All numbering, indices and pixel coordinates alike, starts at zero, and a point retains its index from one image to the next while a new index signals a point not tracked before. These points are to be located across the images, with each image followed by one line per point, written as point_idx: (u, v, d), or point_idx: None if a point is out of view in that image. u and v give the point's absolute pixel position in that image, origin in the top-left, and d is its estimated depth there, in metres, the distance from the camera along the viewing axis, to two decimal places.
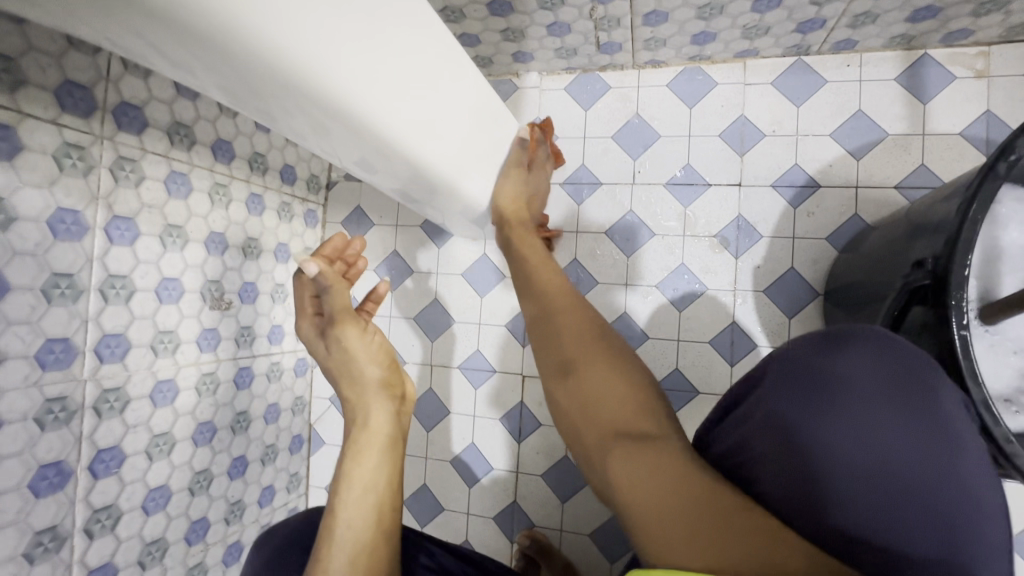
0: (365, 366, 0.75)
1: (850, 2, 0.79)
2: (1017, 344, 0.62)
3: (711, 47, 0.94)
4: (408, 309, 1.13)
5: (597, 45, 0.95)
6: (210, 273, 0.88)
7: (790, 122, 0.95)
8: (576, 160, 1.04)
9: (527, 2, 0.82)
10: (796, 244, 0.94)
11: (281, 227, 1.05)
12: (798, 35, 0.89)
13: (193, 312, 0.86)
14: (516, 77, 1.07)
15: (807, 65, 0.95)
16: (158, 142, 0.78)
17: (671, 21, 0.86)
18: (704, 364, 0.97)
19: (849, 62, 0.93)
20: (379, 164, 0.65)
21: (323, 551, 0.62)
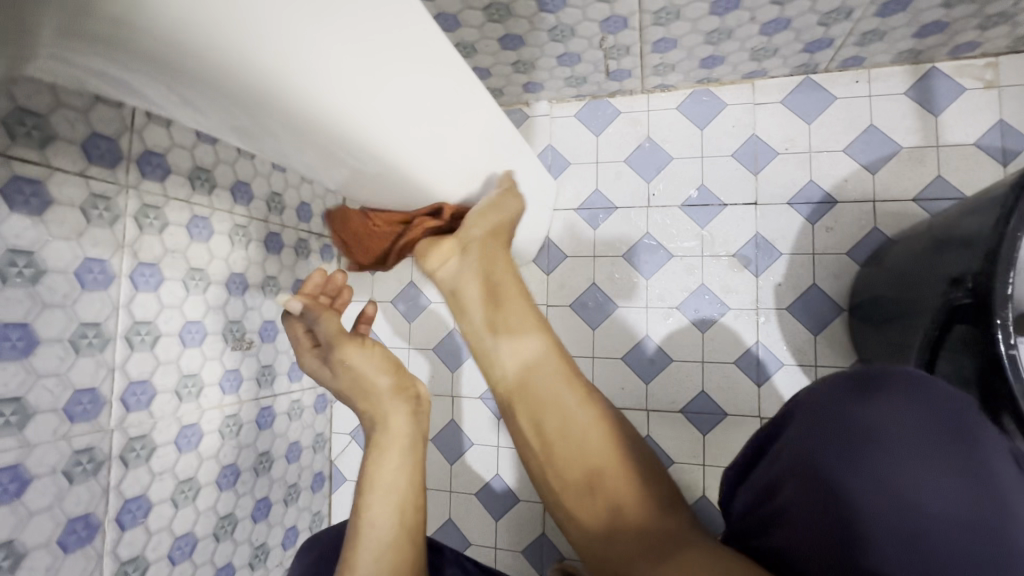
0: (374, 377, 0.71)
1: (859, 21, 0.80)
2: None
3: (719, 70, 0.95)
4: (427, 340, 1.12)
5: (607, 73, 0.96)
6: (231, 314, 0.88)
7: (802, 139, 0.96)
8: (589, 184, 1.05)
9: (539, 34, 0.84)
10: (816, 260, 0.94)
11: (298, 264, 1.05)
12: (806, 55, 0.90)
13: (215, 354, 0.86)
14: (526, 107, 1.08)
15: (816, 83, 0.96)
16: (181, 187, 0.79)
17: (679, 47, 0.87)
18: (731, 385, 0.96)
19: (858, 78, 0.94)
20: (389, 192, 0.64)
21: (350, 545, 0.63)
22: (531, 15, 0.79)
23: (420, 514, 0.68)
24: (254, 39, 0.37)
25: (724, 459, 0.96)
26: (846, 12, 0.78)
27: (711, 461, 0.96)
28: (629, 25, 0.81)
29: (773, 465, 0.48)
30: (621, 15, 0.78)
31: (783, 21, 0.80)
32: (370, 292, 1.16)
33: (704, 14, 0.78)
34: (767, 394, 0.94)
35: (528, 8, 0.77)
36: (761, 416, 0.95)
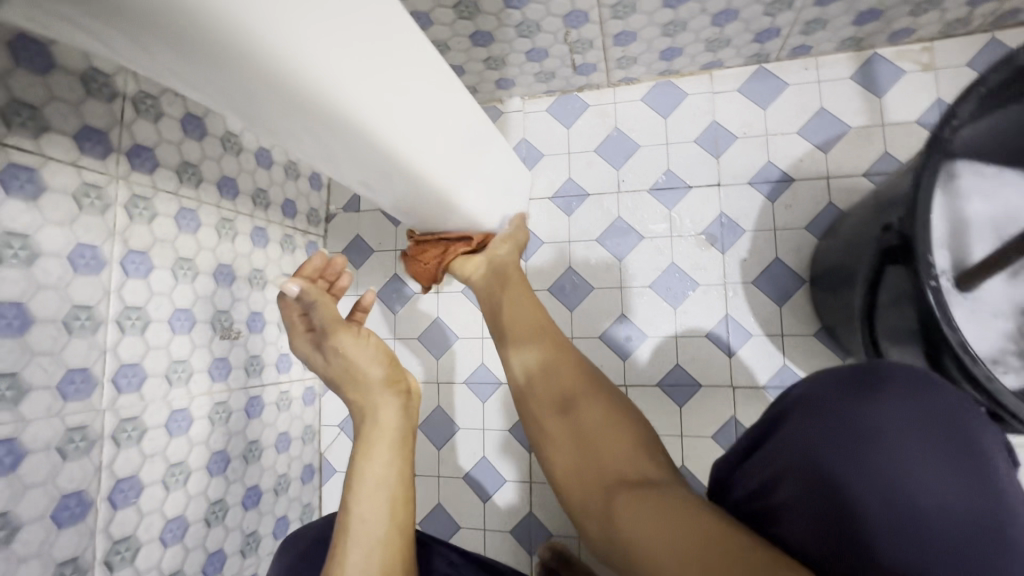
0: (365, 367, 0.75)
1: (801, 10, 0.86)
2: (996, 309, 0.72)
3: (678, 62, 1.01)
4: (412, 330, 1.16)
5: (574, 68, 1.02)
6: (219, 304, 0.91)
7: (758, 123, 1.02)
8: (562, 174, 1.10)
9: (507, 30, 0.89)
10: (778, 236, 0.99)
11: (284, 258, 1.09)
12: (757, 45, 0.96)
13: (204, 342, 0.88)
14: (500, 104, 1.14)
15: (769, 72, 1.02)
16: (168, 180, 0.82)
17: (639, 39, 0.93)
18: (704, 358, 1.00)
19: (807, 65, 1.01)
20: (376, 171, 0.66)
21: (340, 542, 0.65)
22: (498, 11, 0.84)
23: (409, 507, 0.71)
24: (247, 18, 0.39)
25: (700, 429, 0.99)
26: (788, 2, 0.84)
27: (688, 431, 1.00)
28: (590, 19, 0.87)
29: (769, 462, 0.50)
30: (582, 9, 0.84)
31: (732, 11, 0.87)
32: (355, 286, 1.20)
33: (658, 7, 0.84)
34: (739, 364, 0.99)
35: (494, 4, 0.83)
36: (733, 385, 0.99)
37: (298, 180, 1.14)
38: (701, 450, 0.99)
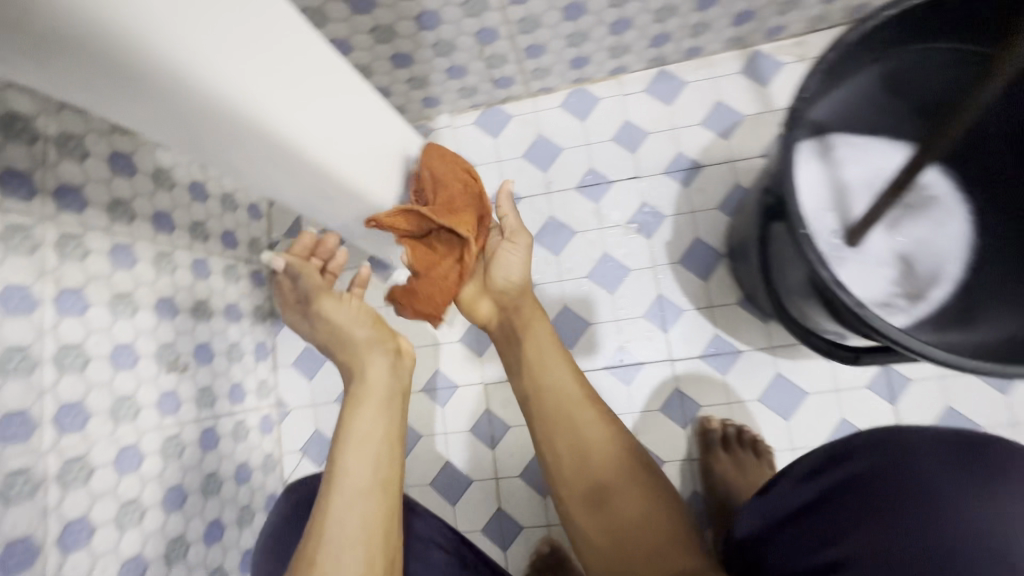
0: (352, 330, 0.86)
1: (684, 15, 0.97)
2: (880, 259, 0.86)
3: (588, 69, 1.10)
4: None
5: (494, 81, 1.09)
6: (163, 338, 0.91)
7: (666, 118, 1.12)
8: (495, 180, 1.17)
9: (425, 50, 0.96)
10: (694, 216, 1.09)
11: (229, 289, 1.09)
12: (654, 48, 1.07)
13: (150, 376, 0.88)
14: (429, 121, 1.19)
15: (670, 73, 1.13)
16: (101, 218, 0.83)
17: (548, 51, 1.02)
18: (644, 337, 1.07)
19: (686, 70, 1.12)
20: (313, 185, 0.68)
21: (327, 494, 0.72)
22: (413, 34, 0.91)
23: (398, 463, 0.78)
24: (137, 22, 0.42)
25: (649, 404, 1.05)
26: (672, 9, 0.95)
27: (638, 409, 1.06)
28: (499, 34, 0.94)
29: (804, 532, 0.66)
30: (491, 26, 0.92)
31: (626, 21, 0.96)
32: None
33: (560, 20, 0.93)
34: (679, 337, 1.06)
35: (408, 26, 0.89)
36: (673, 359, 1.06)
37: (236, 212, 1.15)
38: (654, 422, 1.05)
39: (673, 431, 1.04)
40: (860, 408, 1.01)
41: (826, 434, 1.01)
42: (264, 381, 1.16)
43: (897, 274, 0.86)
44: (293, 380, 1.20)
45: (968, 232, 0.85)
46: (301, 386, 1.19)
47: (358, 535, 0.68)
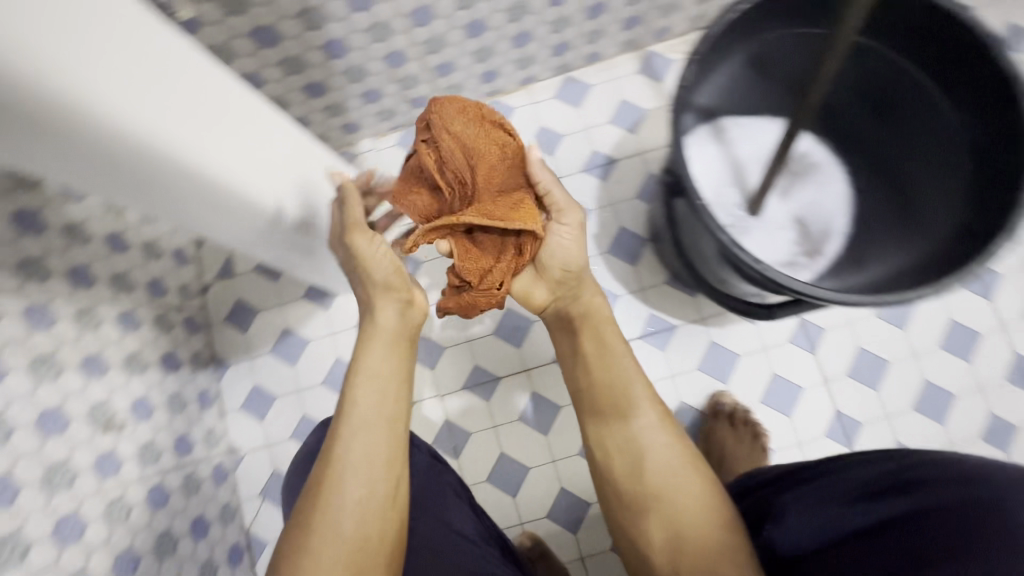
0: (376, 266, 0.80)
1: (619, 12, 1.08)
2: (780, 224, 1.02)
3: (500, 82, 1.19)
4: (315, 378, 1.20)
5: (409, 103, 1.15)
6: (95, 396, 0.82)
7: (577, 120, 1.22)
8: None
9: (336, 78, 1.02)
10: (615, 208, 1.20)
11: (162, 340, 1.04)
12: (556, 57, 1.17)
13: (85, 437, 0.78)
14: (351, 146, 1.23)
15: (575, 79, 1.23)
16: (5, 279, 0.71)
17: (458, 68, 1.10)
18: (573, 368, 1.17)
19: (609, 68, 1.23)
20: (238, 224, 0.74)
21: (332, 439, 0.71)
22: (323, 62, 0.97)
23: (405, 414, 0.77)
24: (80, 84, 0.46)
25: (564, 443, 1.15)
26: (602, 31, 1.12)
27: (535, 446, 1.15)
28: (438, 15, 0.94)
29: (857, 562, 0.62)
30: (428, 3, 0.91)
31: None
32: (315, 315, 1.23)
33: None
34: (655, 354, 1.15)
35: (318, 55, 0.95)
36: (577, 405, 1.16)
37: (161, 259, 1.11)
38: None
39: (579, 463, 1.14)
40: (851, 398, 1.12)
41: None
42: (211, 430, 1.13)
43: (796, 236, 1.01)
44: (247, 426, 1.19)
45: (851, 190, 1.02)
46: (252, 429, 1.19)
47: (366, 484, 0.68)
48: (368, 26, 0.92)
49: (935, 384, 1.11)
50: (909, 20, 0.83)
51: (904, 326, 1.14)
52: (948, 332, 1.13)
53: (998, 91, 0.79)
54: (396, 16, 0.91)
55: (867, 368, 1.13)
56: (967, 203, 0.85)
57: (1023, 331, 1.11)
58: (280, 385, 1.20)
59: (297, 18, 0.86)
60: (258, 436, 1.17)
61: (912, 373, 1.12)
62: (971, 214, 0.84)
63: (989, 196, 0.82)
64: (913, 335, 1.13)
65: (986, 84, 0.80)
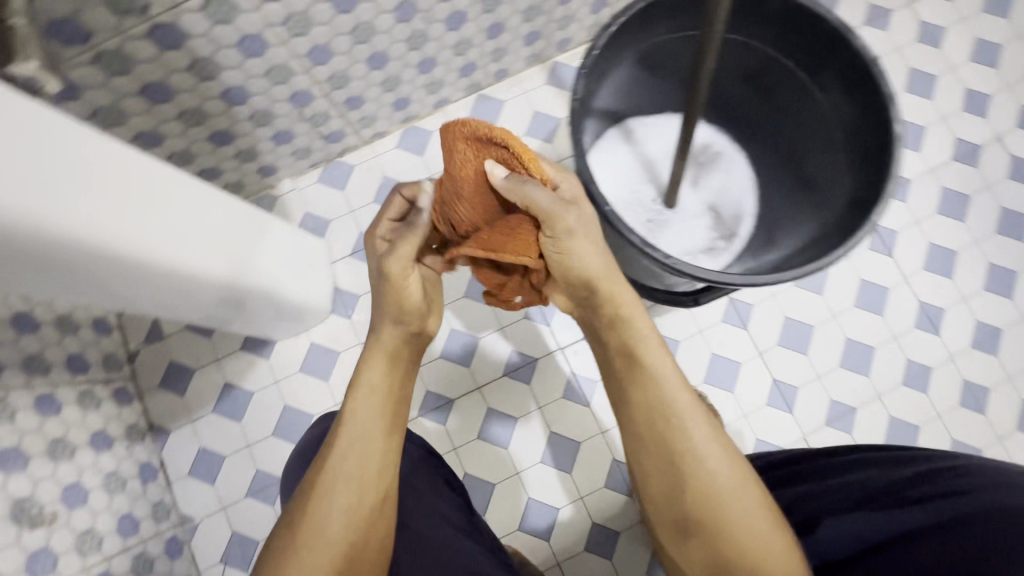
0: (411, 290, 0.67)
1: (516, 30, 0.96)
2: (697, 213, 0.97)
3: (410, 107, 1.03)
4: (262, 429, 0.98)
5: (324, 138, 0.99)
6: (16, 492, 0.64)
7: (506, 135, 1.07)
8: (353, 231, 1.04)
9: (242, 124, 0.87)
10: None
11: (88, 418, 0.83)
12: (461, 78, 1.01)
13: (9, 539, 0.61)
14: (273, 190, 1.04)
15: (486, 96, 1.08)
16: None
17: (367, 100, 0.95)
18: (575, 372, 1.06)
19: (513, 83, 1.08)
20: (172, 302, 0.65)
21: (326, 454, 0.61)
22: (226, 109, 0.83)
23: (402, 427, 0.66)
24: (56, 220, 0.42)
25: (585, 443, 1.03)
26: (504, 49, 1.00)
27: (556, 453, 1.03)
28: (336, 51, 0.81)
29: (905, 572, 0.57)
30: None
31: None
32: (257, 365, 1.00)
33: (392, 21, 0.81)
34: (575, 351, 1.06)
35: (217, 105, 0.82)
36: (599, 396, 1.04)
37: (78, 333, 0.87)
38: (568, 410, 1.04)
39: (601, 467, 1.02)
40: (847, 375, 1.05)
41: (884, 423, 1.03)
42: (160, 502, 0.92)
43: (713, 222, 0.97)
44: (195, 489, 0.96)
45: (750, 173, 0.98)
46: (203, 493, 0.96)
47: (351, 502, 0.59)
48: (265, 71, 0.79)
49: (912, 361, 1.05)
50: (769, 16, 0.82)
51: (881, 313, 1.07)
52: (914, 316, 1.07)
53: (853, 81, 0.79)
54: (310, 83, 0.85)
55: (857, 355, 1.06)
56: (851, 164, 0.83)
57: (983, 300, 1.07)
58: (227, 442, 0.98)
59: (188, 70, 0.73)
60: (209, 501, 0.95)
61: (885, 361, 1.05)
62: (863, 181, 0.80)
63: (866, 161, 0.80)
64: (889, 320, 1.07)
65: (840, 71, 0.80)
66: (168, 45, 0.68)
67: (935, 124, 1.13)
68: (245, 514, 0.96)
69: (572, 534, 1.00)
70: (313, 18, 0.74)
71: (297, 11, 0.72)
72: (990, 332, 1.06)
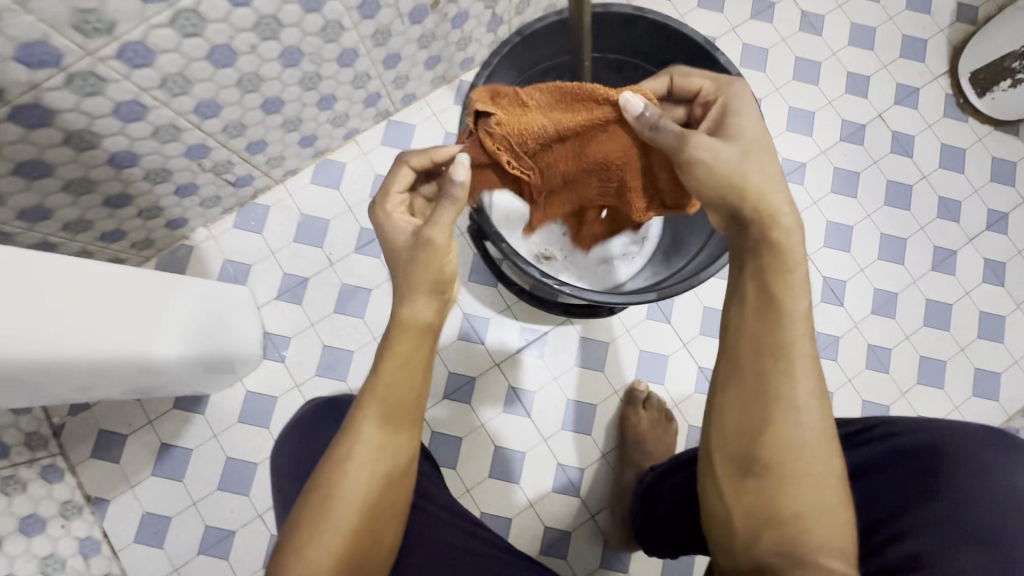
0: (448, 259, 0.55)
1: (447, 37, 0.84)
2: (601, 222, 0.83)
3: (325, 138, 0.89)
4: (208, 485, 0.84)
5: (233, 183, 0.85)
6: None
7: (332, 177, 0.93)
8: (276, 273, 0.90)
9: (138, 184, 0.72)
10: None
11: (15, 504, 0.71)
12: (388, 99, 0.90)
13: None
14: (187, 238, 0.89)
15: (398, 122, 0.95)
16: None
17: (270, 143, 0.81)
18: (578, 374, 0.90)
19: (421, 107, 0.95)
20: (84, 385, 0.59)
21: (352, 423, 0.52)
22: (116, 174, 0.68)
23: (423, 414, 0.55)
24: None
25: (601, 446, 0.89)
26: (405, 76, 0.87)
27: (568, 462, 0.88)
28: (225, 103, 0.68)
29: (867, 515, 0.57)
30: (294, 44, 0.66)
31: (423, 7, 0.75)
32: (193, 422, 0.85)
33: (319, 43, 0.69)
34: (571, 373, 0.90)
35: (107, 171, 0.66)
36: (615, 390, 0.90)
37: None
38: (565, 442, 0.89)
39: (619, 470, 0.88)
40: (873, 330, 0.95)
41: (915, 374, 0.94)
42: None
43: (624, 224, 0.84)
44: (144, 556, 0.83)
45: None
46: (152, 559, 0.82)
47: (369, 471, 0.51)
48: (152, 131, 0.65)
49: (933, 303, 0.96)
50: (638, 42, 0.69)
51: (901, 263, 0.97)
52: (933, 263, 0.98)
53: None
54: (179, 113, 0.65)
55: (880, 308, 0.96)
56: None
57: (989, 238, 0.99)
58: (170, 503, 0.84)
59: (65, 144, 0.60)
60: (159, 565, 0.81)
61: (908, 311, 0.96)
62: None
63: None
64: (857, 255, 0.97)
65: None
66: (34, 122, 0.55)
67: (928, 83, 1.02)
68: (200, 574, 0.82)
69: (591, 550, 0.86)
70: (192, 76, 0.61)
71: (171, 72, 0.59)
72: (1001, 265, 0.98)
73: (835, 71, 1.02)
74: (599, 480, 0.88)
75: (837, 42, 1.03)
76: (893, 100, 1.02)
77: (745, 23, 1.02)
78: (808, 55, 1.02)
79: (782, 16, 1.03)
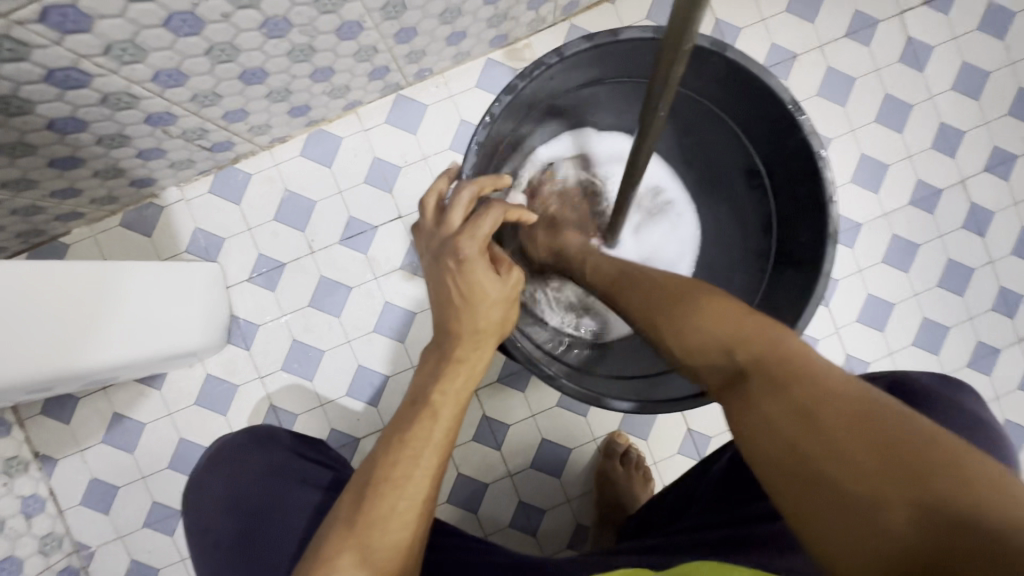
0: (489, 298, 0.50)
1: (476, 13, 0.70)
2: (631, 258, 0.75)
3: (321, 108, 0.76)
4: (157, 461, 0.81)
5: (209, 148, 0.74)
6: None
7: (325, 152, 0.81)
8: (250, 251, 0.81)
9: (91, 148, 0.62)
10: None
11: None
12: (399, 73, 0.77)
13: None
14: (158, 197, 0.80)
15: (408, 97, 0.81)
16: None
17: (253, 113, 0.70)
18: (557, 414, 0.85)
19: (438, 83, 0.81)
20: (23, 388, 0.54)
21: (406, 424, 0.47)
22: (59, 139, 0.58)
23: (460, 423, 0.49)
24: None
25: (568, 490, 0.84)
26: (421, 51, 0.73)
27: (532, 500, 0.84)
28: (192, 72, 0.57)
29: None
30: (279, 12, 0.54)
31: None
32: (148, 395, 0.81)
33: (313, 13, 0.56)
34: (550, 412, 0.85)
35: (47, 136, 0.57)
36: (595, 436, 0.85)
37: None
38: (531, 481, 0.84)
39: (582, 517, 0.84)
40: None
41: None
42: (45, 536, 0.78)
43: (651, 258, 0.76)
44: (87, 519, 0.81)
45: (697, 233, 0.78)
46: (93, 523, 0.81)
47: (424, 501, 0.45)
48: (101, 98, 0.54)
49: None
50: (711, 78, 0.64)
51: (936, 353, 0.87)
52: (971, 357, 0.87)
53: (799, 165, 0.62)
54: (132, 82, 0.54)
55: None
56: (801, 245, 0.64)
57: None
58: (118, 473, 0.81)
59: None
60: (102, 531, 0.80)
61: None
62: (811, 240, 0.62)
63: (794, 214, 0.65)
64: (891, 336, 0.87)
65: (783, 154, 0.64)
66: None
67: None
68: (144, 546, 0.81)
69: None
70: (146, 45, 0.50)
71: (116, 39, 0.48)
72: None
73: (927, 119, 0.86)
74: (559, 523, 0.84)
75: (939, 83, 0.86)
76: (983, 165, 0.87)
77: (836, 41, 0.85)
78: (900, 94, 0.86)
79: (883, 40, 0.86)
